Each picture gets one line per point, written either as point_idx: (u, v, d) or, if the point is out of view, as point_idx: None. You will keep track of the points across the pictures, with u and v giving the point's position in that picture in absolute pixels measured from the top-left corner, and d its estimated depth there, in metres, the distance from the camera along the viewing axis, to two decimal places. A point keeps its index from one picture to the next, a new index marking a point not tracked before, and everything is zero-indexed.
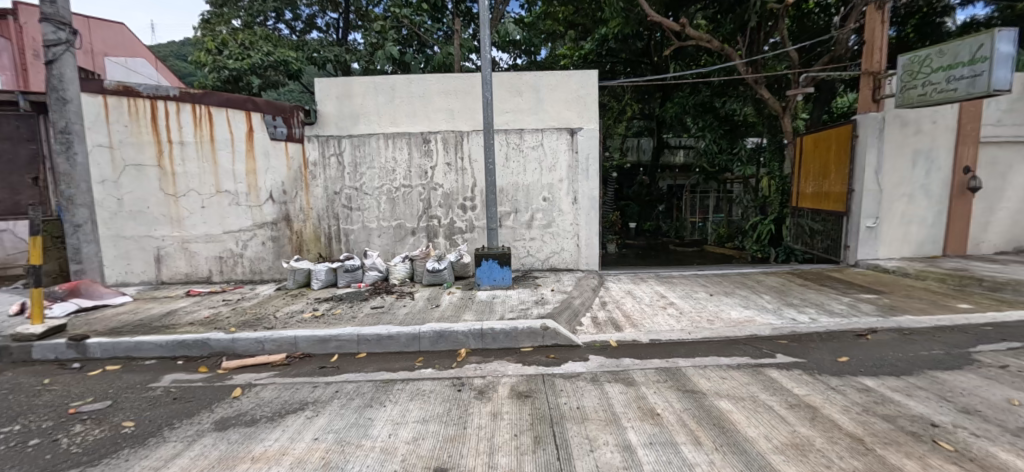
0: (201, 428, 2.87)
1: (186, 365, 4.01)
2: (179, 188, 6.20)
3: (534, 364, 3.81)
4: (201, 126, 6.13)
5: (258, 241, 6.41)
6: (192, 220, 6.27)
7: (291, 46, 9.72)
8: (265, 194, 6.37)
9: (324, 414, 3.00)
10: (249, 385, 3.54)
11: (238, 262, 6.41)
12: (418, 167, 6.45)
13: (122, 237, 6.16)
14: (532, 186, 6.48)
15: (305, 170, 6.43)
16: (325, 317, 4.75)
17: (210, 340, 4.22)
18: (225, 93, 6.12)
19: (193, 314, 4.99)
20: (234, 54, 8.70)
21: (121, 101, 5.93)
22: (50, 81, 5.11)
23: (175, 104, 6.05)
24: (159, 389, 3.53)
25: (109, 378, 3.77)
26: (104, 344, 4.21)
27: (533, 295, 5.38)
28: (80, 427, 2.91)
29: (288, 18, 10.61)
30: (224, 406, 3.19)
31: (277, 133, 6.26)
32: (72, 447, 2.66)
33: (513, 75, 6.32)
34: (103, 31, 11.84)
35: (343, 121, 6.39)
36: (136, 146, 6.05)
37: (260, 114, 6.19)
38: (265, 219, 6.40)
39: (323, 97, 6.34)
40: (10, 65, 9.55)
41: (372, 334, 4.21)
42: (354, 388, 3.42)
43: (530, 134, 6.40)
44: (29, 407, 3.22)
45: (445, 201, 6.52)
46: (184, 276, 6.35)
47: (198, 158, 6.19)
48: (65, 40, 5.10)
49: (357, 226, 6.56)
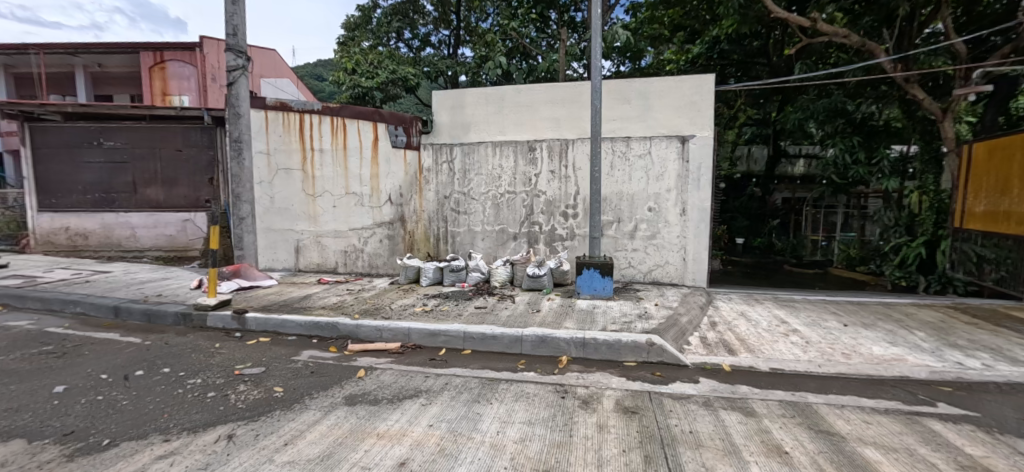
0: (335, 401, 3.26)
1: (320, 344, 4.59)
2: (317, 190, 7.13)
3: (638, 380, 3.66)
4: (337, 136, 7.00)
5: (377, 238, 7.12)
6: (324, 218, 7.16)
7: (410, 62, 10.67)
8: (385, 197, 7.06)
9: (437, 403, 3.22)
10: (371, 368, 3.94)
11: (359, 257, 7.17)
12: (523, 174, 6.63)
13: (271, 230, 7.27)
14: (637, 195, 6.29)
15: (420, 175, 7.11)
16: (433, 312, 5.09)
17: (338, 324, 4.77)
18: (357, 106, 6.93)
19: (324, 300, 5.69)
20: (364, 72, 9.84)
21: (278, 115, 7.02)
22: (230, 100, 6.24)
23: (318, 117, 6.99)
24: (300, 362, 4.08)
25: (261, 348, 4.45)
26: (258, 319, 4.99)
27: (636, 308, 5.20)
28: (244, 387, 3.48)
29: (407, 38, 11.64)
30: (352, 384, 3.59)
31: (397, 142, 6.95)
32: (238, 402, 3.20)
33: (621, 83, 6.21)
34: (262, 57, 14.21)
35: (456, 130, 6.89)
36: (286, 153, 7.10)
37: (384, 125, 6.90)
38: (384, 220, 7.09)
39: (439, 109, 6.93)
40: (196, 87, 12.12)
41: (478, 333, 4.42)
42: (462, 383, 3.62)
43: (637, 142, 6.23)
44: (207, 365, 3.94)
45: (546, 208, 6.61)
46: (317, 266, 7.27)
47: (333, 163, 7.06)
48: (241, 66, 6.19)
49: (463, 229, 6.99)
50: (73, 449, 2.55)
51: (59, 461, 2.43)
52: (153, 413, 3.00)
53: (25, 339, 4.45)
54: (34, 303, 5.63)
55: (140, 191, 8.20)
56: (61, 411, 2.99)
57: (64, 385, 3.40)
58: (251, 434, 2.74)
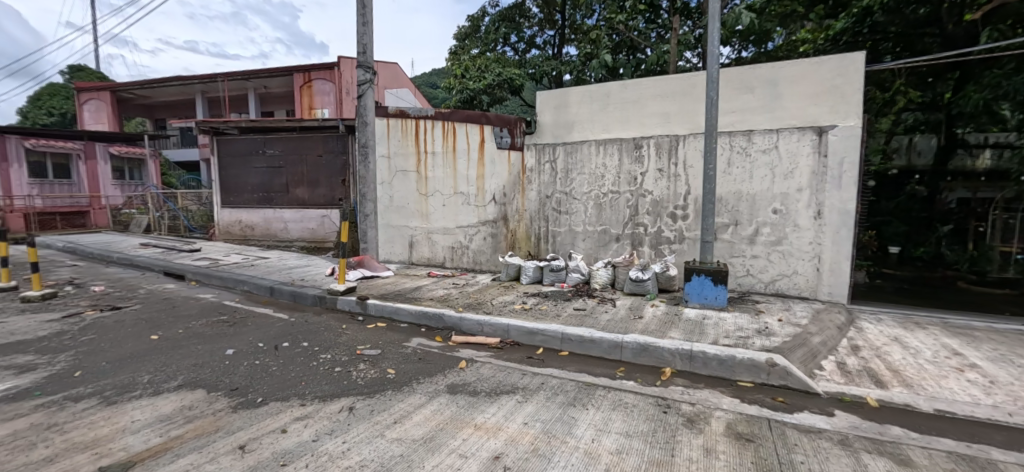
0: (438, 388, 3.48)
1: (428, 333, 4.96)
2: (429, 189, 7.71)
3: (754, 403, 3.25)
4: (447, 139, 7.50)
5: (482, 236, 7.47)
6: (435, 216, 7.72)
7: (516, 65, 10.95)
8: (489, 196, 7.38)
9: (533, 402, 3.24)
10: (471, 360, 4.12)
11: (465, 253, 7.59)
12: (628, 173, 6.36)
13: (389, 226, 8.05)
14: (759, 195, 5.62)
15: (523, 175, 7.31)
16: (532, 311, 5.15)
17: (444, 316, 5.09)
18: (466, 110, 7.36)
19: (432, 292, 6.13)
20: (473, 77, 10.37)
21: (397, 122, 7.74)
22: (359, 110, 7.06)
23: (431, 122, 7.55)
24: (410, 348, 4.45)
25: (378, 332, 4.96)
26: (377, 306, 5.58)
27: (755, 322, 4.63)
28: (363, 365, 3.91)
29: (514, 41, 11.95)
30: (454, 373, 3.79)
31: (502, 143, 7.23)
32: (358, 379, 3.60)
33: (743, 70, 5.59)
34: (386, 71, 15.88)
35: (559, 129, 6.90)
36: (403, 156, 7.80)
37: (491, 127, 7.22)
38: (487, 218, 7.42)
39: (543, 109, 7.02)
40: (334, 100, 14.06)
41: (576, 335, 4.35)
42: (558, 384, 3.59)
43: (761, 136, 5.56)
44: (336, 343, 4.52)
45: (652, 208, 6.25)
46: (427, 260, 7.87)
47: (443, 165, 7.57)
48: (369, 80, 6.96)
49: (564, 229, 6.97)
50: (237, 402, 3.12)
51: (227, 411, 2.99)
52: (294, 380, 3.54)
53: (210, 309, 5.59)
54: (217, 280, 7.04)
55: (292, 190, 9.75)
56: (231, 370, 3.68)
57: (233, 349, 4.18)
58: (367, 409, 3.06)
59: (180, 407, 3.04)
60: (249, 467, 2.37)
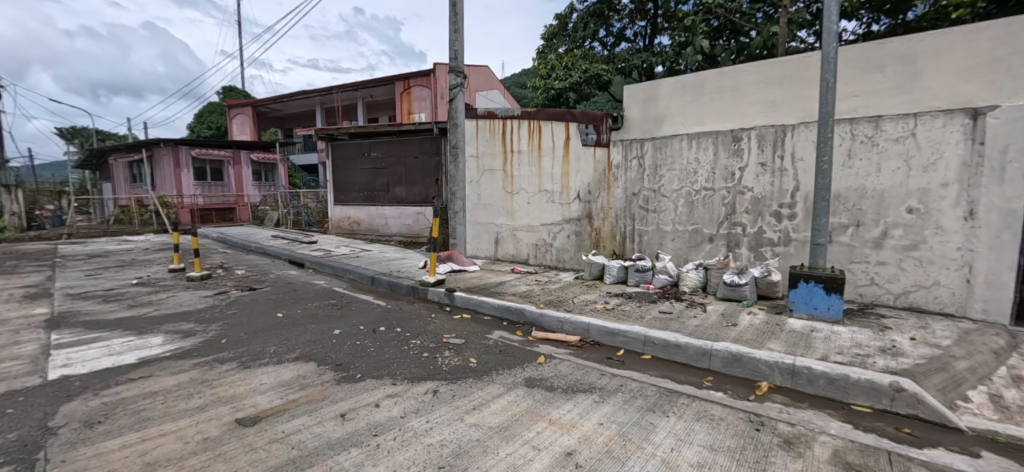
0: (516, 379, 3.57)
1: (509, 327, 5.09)
2: (515, 187, 7.90)
3: (872, 432, 2.82)
4: (533, 138, 7.63)
5: (565, 234, 7.46)
6: (519, 213, 7.89)
7: (603, 60, 10.71)
8: (574, 194, 7.36)
9: (610, 403, 3.17)
10: (550, 356, 4.15)
11: (548, 251, 7.65)
12: (724, 168, 5.87)
13: (476, 222, 8.41)
14: (889, 192, 4.82)
15: (609, 172, 7.14)
16: (615, 311, 5.02)
17: (526, 311, 5.19)
18: (552, 108, 7.42)
19: (515, 288, 6.29)
20: (559, 75, 10.38)
21: (486, 123, 8.04)
22: (450, 113, 7.47)
23: (517, 121, 7.73)
24: (492, 340, 4.62)
25: (464, 323, 5.23)
26: (463, 298, 5.87)
27: (880, 339, 3.98)
28: (448, 353, 4.16)
29: (602, 36, 11.65)
30: (532, 367, 3.86)
31: (587, 140, 7.16)
32: (443, 364, 3.84)
33: (869, 46, 4.82)
34: (477, 74, 16.55)
35: (648, 124, 6.61)
36: (491, 156, 8.09)
37: (576, 124, 7.20)
38: (572, 216, 7.40)
39: (631, 103, 6.78)
40: (430, 105, 15.08)
41: (660, 339, 4.16)
42: (638, 388, 3.46)
43: (892, 122, 4.75)
44: (425, 330, 4.87)
45: (753, 206, 5.68)
46: (512, 256, 8.07)
47: (529, 163, 7.71)
48: (460, 83, 7.34)
49: (652, 228, 6.66)
50: (341, 376, 3.53)
51: (332, 383, 3.41)
52: (388, 360, 3.90)
53: (322, 293, 6.38)
54: (329, 269, 7.99)
55: (392, 189, 10.67)
56: (337, 348, 4.18)
57: (340, 329, 4.73)
58: (449, 393, 3.26)
59: (296, 375, 3.53)
60: (348, 433, 2.69)
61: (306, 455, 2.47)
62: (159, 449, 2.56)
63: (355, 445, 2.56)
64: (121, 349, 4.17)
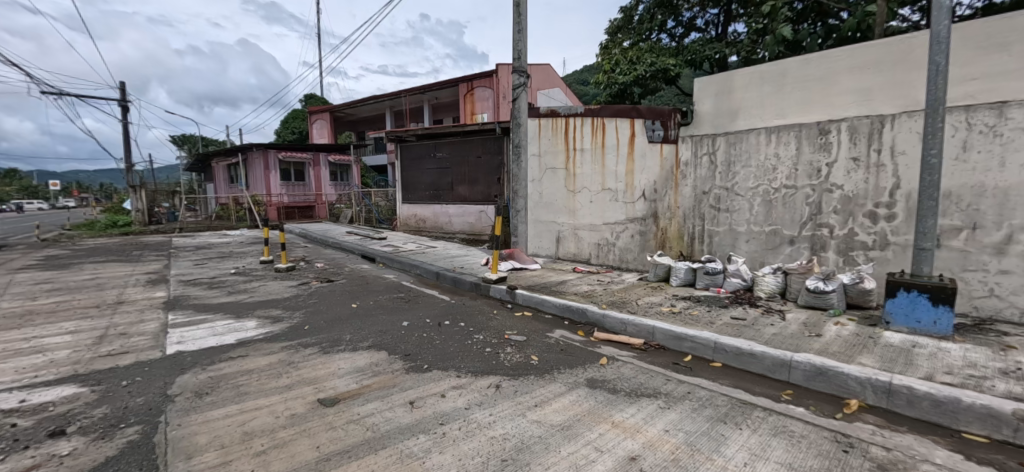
0: (578, 379, 3.55)
1: (571, 326, 5.06)
2: (577, 186, 7.82)
3: (990, 465, 2.45)
4: (596, 136, 7.51)
5: (629, 234, 7.27)
6: (582, 212, 7.80)
7: (671, 52, 10.26)
8: (639, 192, 7.15)
9: (676, 410, 3.05)
10: (613, 358, 4.07)
11: (610, 250, 7.49)
12: (808, 164, 5.39)
13: (537, 221, 8.43)
14: (1017, 189, 4.15)
15: (677, 169, 6.84)
16: (682, 315, 4.80)
17: (588, 311, 5.13)
18: (616, 105, 7.26)
19: (576, 287, 6.23)
20: (623, 71, 10.11)
21: (548, 121, 8.03)
22: (513, 112, 7.56)
23: (580, 119, 7.65)
24: (554, 339, 4.62)
25: (525, 320, 5.28)
26: (525, 295, 5.93)
27: (1003, 360, 3.45)
28: (510, 349, 4.23)
29: (670, 27, 11.15)
30: (594, 368, 3.81)
31: (654, 136, 6.92)
32: (505, 360, 3.91)
33: (993, 21, 4.17)
34: (539, 73, 16.57)
35: (721, 118, 6.25)
36: (553, 154, 8.07)
37: (642, 120, 6.99)
38: (636, 215, 7.19)
39: (702, 97, 6.45)
40: (492, 105, 15.37)
41: (732, 346, 3.91)
42: (707, 396, 3.29)
43: (1021, 109, 4.08)
44: (488, 326, 4.98)
45: (842, 206, 5.16)
46: (573, 255, 8.01)
47: (592, 161, 7.61)
48: (523, 83, 7.40)
49: (724, 228, 6.28)
50: (409, 366, 3.71)
51: (402, 372, 3.60)
52: (453, 353, 4.05)
53: (392, 287, 6.76)
54: (398, 264, 8.43)
55: (456, 188, 11.02)
56: (406, 339, 4.41)
57: (408, 322, 4.98)
58: (511, 389, 3.32)
59: (370, 363, 3.78)
60: (416, 420, 2.83)
61: (379, 437, 2.64)
62: (255, 421, 2.87)
63: (423, 432, 2.69)
64: (224, 331, 4.71)
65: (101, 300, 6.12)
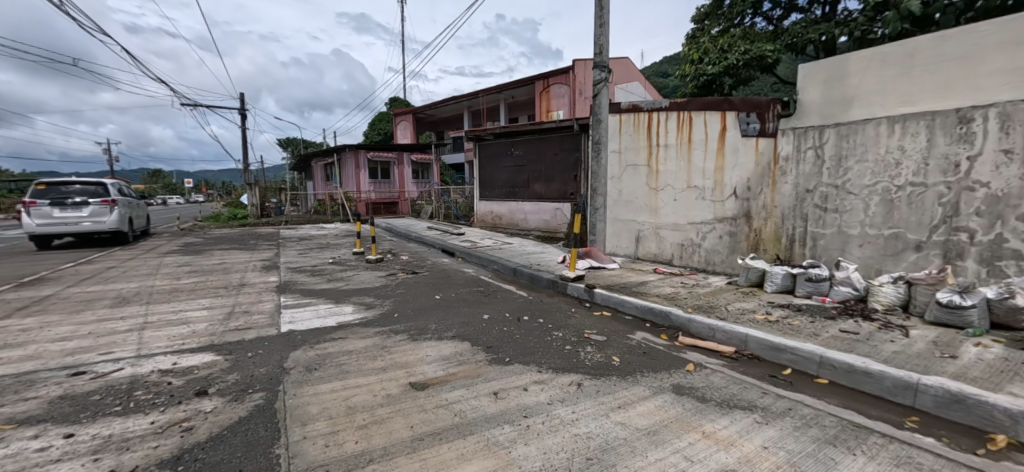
0: (663, 385, 3.41)
1: (653, 329, 4.87)
2: (659, 183, 7.51)
3: None
4: (683, 131, 7.17)
5: (717, 234, 6.83)
6: (664, 210, 7.47)
7: (768, 38, 9.44)
8: (730, 190, 6.71)
9: (775, 426, 2.81)
10: (700, 365, 3.85)
11: (695, 252, 7.09)
12: (943, 158, 4.65)
13: (616, 219, 8.22)
14: None
15: (775, 165, 6.28)
16: (780, 325, 4.40)
17: (672, 315, 4.90)
18: (705, 97, 6.88)
19: (658, 289, 5.99)
20: (713, 60, 9.54)
21: (629, 117, 7.80)
22: (593, 108, 7.43)
23: (665, 113, 7.34)
24: (635, 341, 4.48)
25: (604, 320, 5.19)
26: (603, 295, 5.83)
27: None
28: (590, 348, 4.18)
29: (767, 9, 10.21)
30: (680, 374, 3.64)
31: (748, 130, 6.47)
32: (586, 359, 3.88)
33: None
34: (618, 66, 16.13)
35: (831, 108, 5.62)
36: (634, 151, 7.82)
37: (735, 113, 6.57)
38: (726, 215, 6.73)
39: (808, 85, 5.86)
40: (568, 102, 15.31)
41: (842, 362, 3.52)
42: (812, 415, 2.99)
43: None
44: (567, 324, 4.96)
45: (988, 207, 4.38)
46: (653, 256, 7.71)
47: (677, 157, 7.27)
48: (604, 78, 7.25)
49: (831, 231, 5.64)
50: (492, 358, 3.83)
51: (485, 363, 3.73)
52: (534, 349, 4.10)
53: (471, 281, 7.01)
54: (476, 259, 8.73)
55: (532, 186, 11.12)
56: (488, 331, 4.56)
57: (488, 315, 5.14)
58: (593, 388, 3.29)
59: (454, 352, 3.96)
60: (500, 411, 2.92)
61: (466, 423, 2.76)
62: (356, 397, 3.15)
63: (508, 422, 2.77)
64: (326, 314, 5.23)
65: (228, 281, 7.12)
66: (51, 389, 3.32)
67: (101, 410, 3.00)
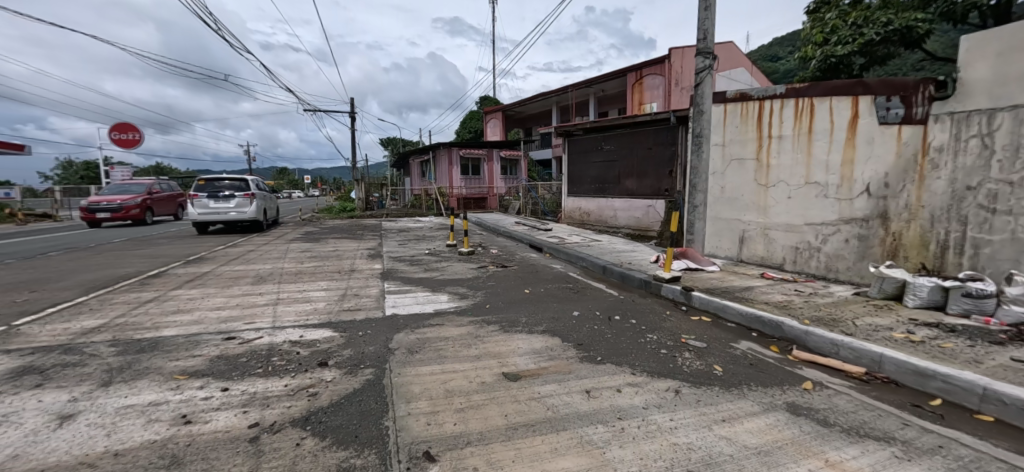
0: (775, 402, 3.09)
1: (760, 339, 4.44)
2: (771, 179, 6.84)
3: None
4: (801, 119, 6.45)
5: (842, 237, 6.00)
6: (776, 209, 6.78)
7: (912, 7, 8.39)
8: (860, 186, 5.85)
9: (920, 465, 2.39)
10: (821, 384, 3.42)
11: (813, 256, 6.31)
12: None
13: (718, 218, 7.68)
14: None
15: (923, 157, 5.31)
16: (927, 347, 3.72)
17: (785, 325, 4.42)
18: (831, 81, 6.09)
19: (768, 295, 5.44)
20: (844, 37, 8.69)
21: (737, 106, 7.25)
22: (695, 99, 6.96)
23: (780, 101, 6.67)
24: (740, 350, 4.13)
25: (703, 325, 4.87)
26: (702, 299, 5.46)
27: None
28: (688, 355, 3.94)
29: None
30: (795, 392, 3.27)
31: (888, 117, 5.55)
32: (684, 365, 3.67)
33: None
34: (721, 52, 14.94)
35: (1005, 86, 4.52)
36: (741, 143, 7.25)
37: (870, 97, 5.72)
38: (855, 215, 5.88)
39: (972, 60, 4.80)
40: (663, 93, 14.53)
41: (1018, 399, 2.85)
42: (973, 458, 2.47)
43: None
44: (661, 327, 4.74)
45: None
46: (761, 259, 7.03)
47: (793, 150, 6.56)
48: (708, 65, 6.73)
49: (1001, 237, 4.58)
50: (584, 355, 3.81)
51: (576, 360, 3.71)
52: (627, 350, 3.99)
53: (560, 277, 7.02)
54: (564, 255, 8.72)
55: (623, 181, 10.79)
56: (578, 328, 4.54)
57: (578, 312, 5.11)
58: (693, 397, 3.10)
59: (546, 346, 4.01)
60: (593, 410, 2.88)
61: (558, 418, 2.78)
62: (453, 382, 3.33)
63: (602, 422, 2.73)
64: (425, 301, 5.63)
65: (341, 267, 7.99)
66: (211, 349, 4.01)
67: (247, 371, 3.55)
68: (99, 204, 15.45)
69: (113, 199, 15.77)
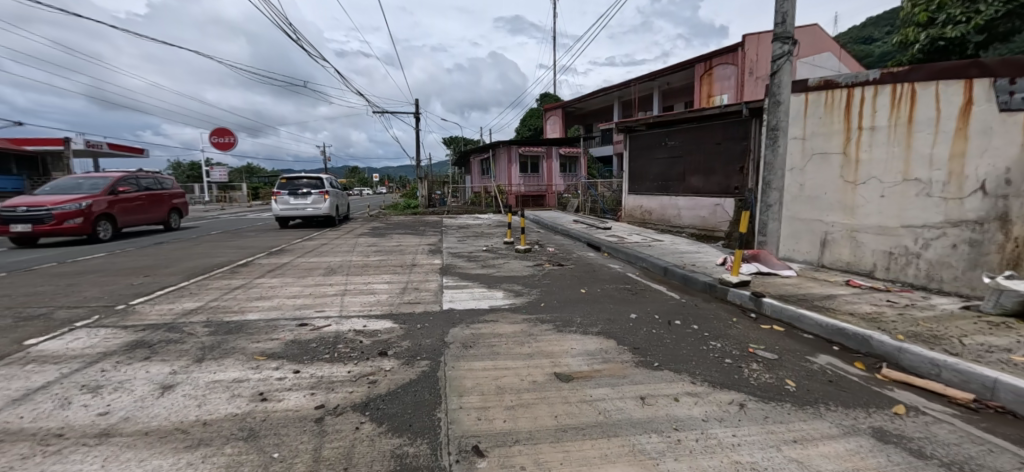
0: (858, 425, 2.76)
1: (842, 354, 4.00)
2: (860, 175, 6.14)
3: None
4: (899, 108, 5.70)
5: (948, 242, 5.23)
6: (866, 209, 6.07)
7: None
8: (974, 184, 5.05)
9: None
10: (916, 409, 3.01)
11: (911, 263, 5.57)
12: None
13: (796, 219, 7.03)
14: None
15: None
16: None
17: (873, 340, 3.95)
18: (938, 63, 5.31)
19: (853, 305, 4.88)
20: (954, 16, 7.75)
21: (821, 95, 6.55)
22: (771, 89, 6.38)
23: (873, 88, 5.94)
24: (817, 365, 3.74)
25: (775, 334, 4.48)
26: (775, 306, 5.03)
27: None
28: (756, 366, 3.64)
29: None
30: (882, 416, 2.90)
31: (1012, 102, 4.74)
32: (751, 378, 3.40)
33: None
34: (805, 36, 13.68)
35: None
36: (825, 136, 6.56)
37: (989, 80, 4.89)
38: (965, 217, 5.09)
39: None
40: (735, 83, 13.54)
41: None
42: None
43: None
44: (727, 334, 4.44)
45: None
46: (846, 264, 6.34)
47: (889, 143, 5.82)
48: (787, 52, 6.17)
49: None
50: (639, 360, 3.66)
51: (632, 364, 3.58)
52: (687, 356, 3.78)
53: (617, 278, 6.82)
54: (622, 255, 8.46)
55: (688, 179, 10.25)
56: (634, 331, 4.39)
57: (635, 315, 4.93)
58: (760, 413, 2.85)
59: (600, 348, 3.91)
60: (647, 417, 2.77)
61: (610, 424, 2.69)
62: (504, 379, 3.36)
63: (656, 431, 2.60)
64: (481, 297, 5.73)
65: (403, 261, 8.37)
66: (286, 334, 4.38)
67: (315, 355, 3.83)
68: (19, 211, 10.26)
69: (39, 202, 10.41)
